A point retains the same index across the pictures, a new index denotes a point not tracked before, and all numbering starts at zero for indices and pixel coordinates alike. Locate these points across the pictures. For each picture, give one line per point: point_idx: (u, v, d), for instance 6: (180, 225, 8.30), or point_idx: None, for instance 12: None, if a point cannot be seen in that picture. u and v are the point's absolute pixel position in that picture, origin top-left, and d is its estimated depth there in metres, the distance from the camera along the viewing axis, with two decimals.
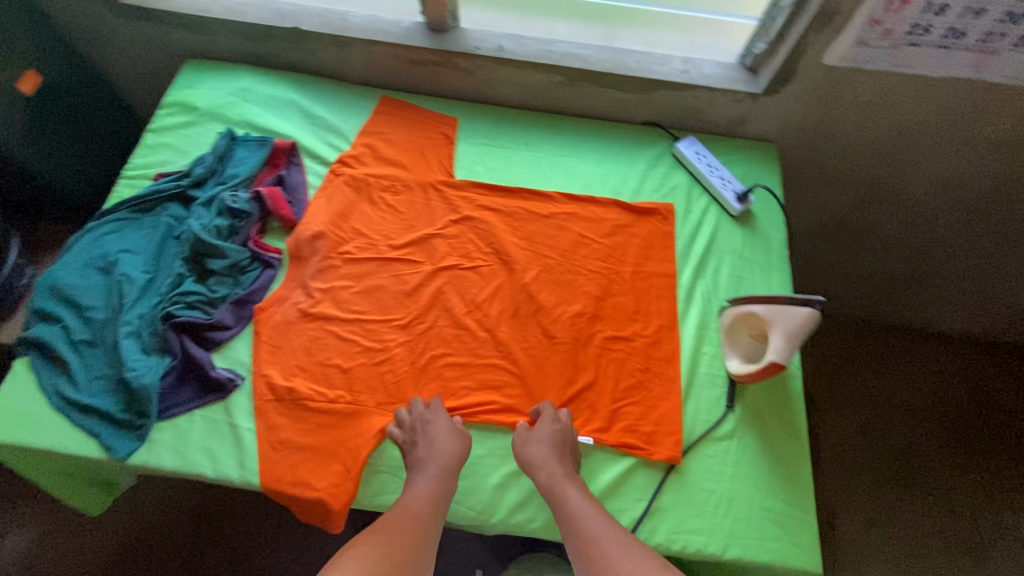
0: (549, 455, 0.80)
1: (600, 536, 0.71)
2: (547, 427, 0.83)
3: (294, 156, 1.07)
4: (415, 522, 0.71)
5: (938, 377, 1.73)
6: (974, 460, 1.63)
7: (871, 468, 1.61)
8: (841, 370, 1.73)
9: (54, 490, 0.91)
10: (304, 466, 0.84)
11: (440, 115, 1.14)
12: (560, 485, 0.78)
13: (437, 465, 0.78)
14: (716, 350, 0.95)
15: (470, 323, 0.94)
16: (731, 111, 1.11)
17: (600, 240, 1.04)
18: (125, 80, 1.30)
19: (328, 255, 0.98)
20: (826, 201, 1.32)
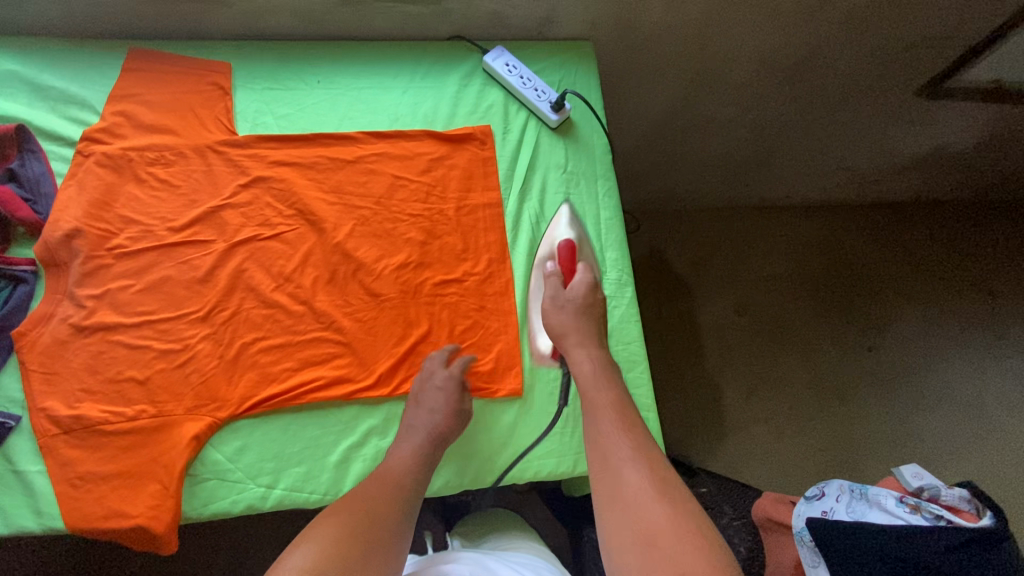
0: (577, 336, 0.79)
1: (618, 440, 0.67)
2: (578, 301, 0.83)
3: (27, 142, 0.88)
4: (394, 488, 0.72)
5: (796, 245, 1.85)
6: (831, 313, 1.79)
7: (745, 341, 1.74)
8: (711, 257, 1.81)
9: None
10: (114, 496, 0.74)
11: (207, 63, 0.97)
12: (575, 354, 0.79)
13: (425, 431, 0.76)
14: (549, 273, 0.92)
15: (280, 298, 0.85)
16: (534, 11, 1.02)
17: (416, 178, 0.94)
18: None
19: (95, 254, 0.83)
20: (658, 92, 1.30)
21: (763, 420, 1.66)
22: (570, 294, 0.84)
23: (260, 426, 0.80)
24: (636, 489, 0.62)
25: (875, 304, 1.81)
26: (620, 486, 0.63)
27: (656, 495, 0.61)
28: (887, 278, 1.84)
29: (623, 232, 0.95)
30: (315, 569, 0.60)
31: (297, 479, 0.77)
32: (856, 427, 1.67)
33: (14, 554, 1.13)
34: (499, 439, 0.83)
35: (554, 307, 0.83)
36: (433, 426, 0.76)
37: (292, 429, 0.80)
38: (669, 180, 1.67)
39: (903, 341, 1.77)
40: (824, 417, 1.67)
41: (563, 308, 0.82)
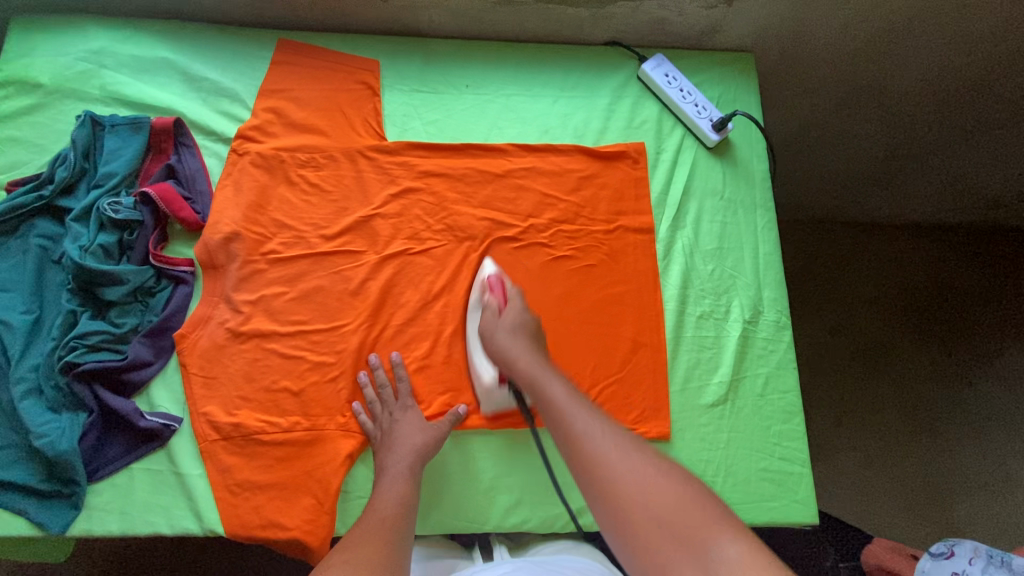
0: (520, 350, 0.75)
1: (581, 419, 0.64)
2: (510, 320, 0.78)
3: (183, 136, 0.86)
4: (392, 522, 0.65)
5: (890, 265, 1.55)
6: (926, 339, 1.49)
7: (834, 361, 1.48)
8: (808, 270, 1.55)
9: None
10: (270, 506, 0.75)
11: (357, 61, 0.93)
12: (542, 377, 0.71)
13: (409, 449, 0.74)
14: (703, 308, 0.87)
15: (429, 316, 0.84)
16: (701, 21, 0.94)
17: (565, 198, 0.90)
18: None
19: (252, 258, 0.83)
20: (805, 105, 1.21)
21: (851, 450, 1.41)
22: (500, 317, 0.79)
23: None
24: (620, 467, 0.58)
25: (990, 336, 1.48)
26: (603, 465, 0.59)
27: (638, 464, 0.59)
28: (1010, 310, 1.49)
29: (782, 270, 0.90)
30: None
31: (447, 504, 0.77)
32: (951, 460, 1.39)
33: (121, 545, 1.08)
34: None
35: (490, 333, 0.78)
36: (412, 442, 0.75)
37: (442, 454, 0.80)
38: (791, 194, 1.51)
39: (1014, 381, 1.43)
40: (919, 454, 1.40)
41: (495, 332, 0.77)
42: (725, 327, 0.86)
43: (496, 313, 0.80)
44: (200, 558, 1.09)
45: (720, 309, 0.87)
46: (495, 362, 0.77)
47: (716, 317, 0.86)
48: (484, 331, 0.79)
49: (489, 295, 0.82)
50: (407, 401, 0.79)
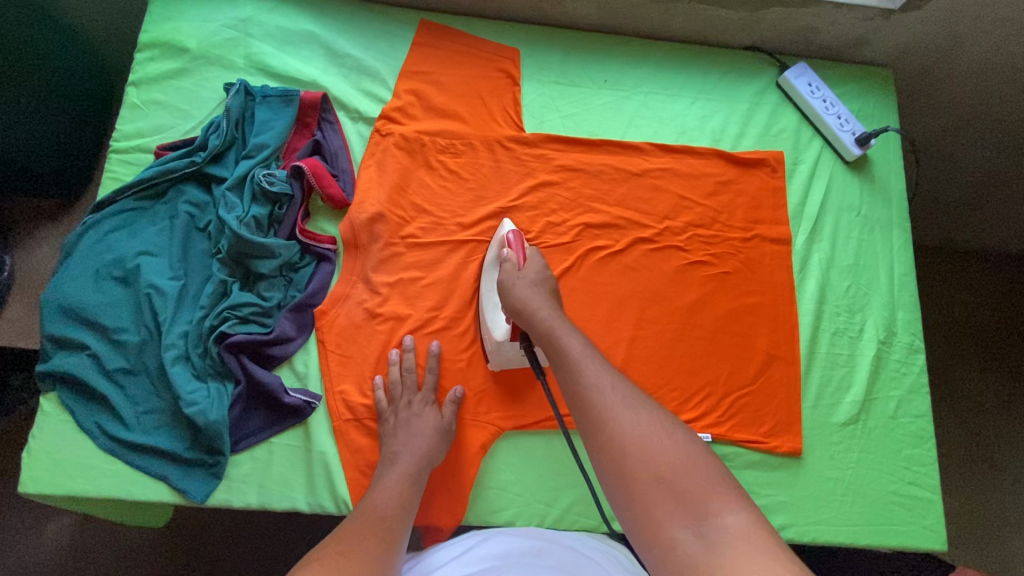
0: (541, 300, 0.70)
1: (594, 371, 0.60)
2: (532, 275, 0.73)
3: (327, 112, 0.85)
4: (383, 527, 0.63)
5: (948, 292, 1.31)
6: (975, 365, 1.26)
7: (979, 409, 1.22)
8: (959, 297, 1.30)
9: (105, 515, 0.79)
10: None
11: (498, 49, 0.92)
12: (559, 329, 0.66)
13: (415, 452, 0.72)
14: (837, 325, 0.87)
15: (564, 313, 0.84)
16: (851, 32, 0.93)
17: (702, 202, 0.89)
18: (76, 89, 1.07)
19: (392, 241, 0.82)
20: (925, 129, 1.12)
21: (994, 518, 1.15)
22: (521, 272, 0.74)
23: (542, 442, 0.80)
24: (630, 429, 0.55)
25: None
26: (608, 415, 0.56)
27: (650, 425, 0.55)
28: None
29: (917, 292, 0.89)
30: None
31: (578, 502, 0.78)
32: (996, 498, 1.16)
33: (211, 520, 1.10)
34: (781, 500, 0.79)
35: (508, 286, 0.72)
36: (419, 442, 0.72)
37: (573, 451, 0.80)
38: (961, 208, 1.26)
39: None
40: (973, 489, 1.16)
41: (515, 284, 0.72)
42: (859, 345, 0.86)
43: (516, 267, 0.75)
44: (290, 534, 1.10)
45: (854, 327, 0.87)
46: (509, 313, 0.72)
47: (850, 335, 0.86)
48: (501, 284, 0.74)
49: (508, 251, 0.77)
50: (429, 397, 0.77)
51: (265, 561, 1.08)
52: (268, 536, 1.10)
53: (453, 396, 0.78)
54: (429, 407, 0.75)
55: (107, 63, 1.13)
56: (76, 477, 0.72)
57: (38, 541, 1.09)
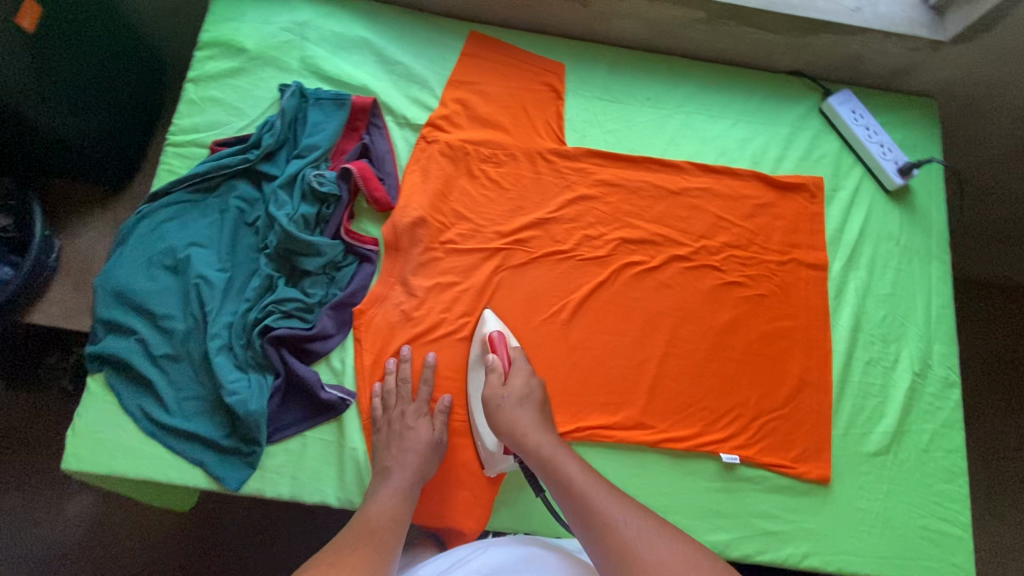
0: (526, 423, 0.70)
1: (603, 508, 0.61)
2: (517, 392, 0.72)
3: (376, 116, 0.87)
4: (375, 539, 0.62)
5: (973, 327, 1.29)
6: (995, 404, 1.24)
7: (1014, 449, 1.21)
8: (995, 335, 1.29)
9: (134, 495, 0.81)
10: (429, 493, 0.77)
11: (544, 62, 0.94)
12: (556, 458, 0.67)
13: (409, 466, 0.71)
14: (871, 354, 0.86)
15: (597, 325, 0.84)
16: (898, 61, 0.93)
17: (740, 223, 0.90)
18: (127, 83, 1.11)
19: (432, 246, 0.84)
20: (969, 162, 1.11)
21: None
22: (507, 387, 0.73)
23: None
24: (650, 557, 0.56)
25: None
26: (625, 546, 0.57)
27: (658, 540, 0.58)
28: None
29: (954, 325, 0.88)
30: None
31: None
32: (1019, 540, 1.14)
33: (236, 509, 1.14)
34: (806, 526, 0.79)
35: (493, 407, 0.72)
36: (413, 455, 0.72)
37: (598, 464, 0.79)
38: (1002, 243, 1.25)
39: None
40: (1002, 530, 1.14)
41: (501, 404, 0.71)
42: (893, 375, 0.85)
43: (500, 379, 0.74)
44: (309, 528, 1.14)
45: (888, 357, 0.86)
46: (499, 435, 0.71)
47: (884, 364, 0.86)
48: (489, 403, 0.73)
49: (492, 356, 0.76)
50: (421, 408, 0.77)
51: (283, 552, 1.12)
52: (289, 529, 1.14)
53: (445, 405, 0.77)
54: (423, 419, 0.75)
55: (158, 64, 1.18)
56: (115, 457, 0.74)
57: (61, 515, 1.13)
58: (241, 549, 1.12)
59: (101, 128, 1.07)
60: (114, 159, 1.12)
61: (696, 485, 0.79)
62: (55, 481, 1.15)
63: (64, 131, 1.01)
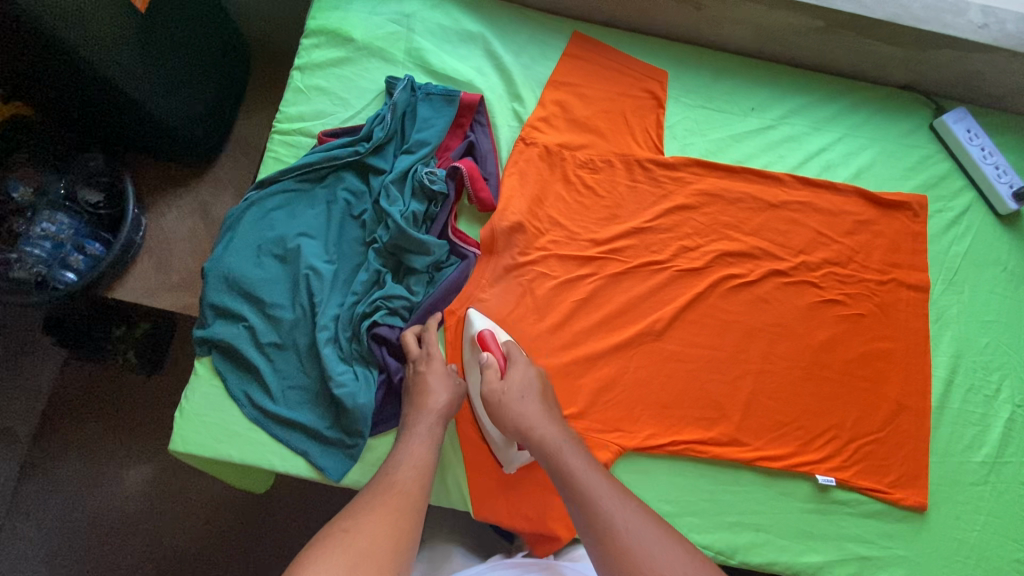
0: (535, 415, 0.68)
1: (610, 508, 0.58)
2: (515, 386, 0.70)
3: (480, 114, 0.86)
4: (397, 499, 0.60)
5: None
6: None
7: None
8: None
9: (223, 476, 0.83)
10: (517, 494, 0.76)
11: (648, 66, 0.93)
12: (560, 449, 0.65)
13: (431, 417, 0.70)
14: (972, 381, 0.84)
15: (694, 337, 0.83)
16: (1017, 81, 0.91)
17: (840, 239, 0.88)
18: (219, 59, 1.11)
19: (528, 250, 0.82)
20: None
21: None
22: (505, 381, 0.71)
23: (662, 465, 0.78)
24: (650, 559, 0.54)
25: None
26: (628, 554, 0.55)
27: (668, 555, 0.54)
28: None
29: None
30: None
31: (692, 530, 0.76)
32: None
33: (300, 493, 1.16)
34: (899, 552, 0.78)
35: (496, 402, 0.69)
36: (433, 402, 0.71)
37: (690, 477, 0.78)
38: None
39: None
40: None
41: (502, 399, 0.69)
42: (994, 406, 0.84)
43: (498, 374, 0.71)
44: None
45: (990, 386, 0.84)
46: (505, 431, 0.69)
47: (986, 394, 0.84)
48: (489, 399, 0.70)
49: (486, 355, 0.73)
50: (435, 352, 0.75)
51: None
52: None
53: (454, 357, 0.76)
54: (435, 362, 0.74)
55: (241, 43, 1.19)
56: (221, 441, 0.75)
57: (118, 490, 1.15)
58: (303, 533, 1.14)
59: (200, 110, 1.08)
60: (208, 137, 1.13)
61: (790, 506, 0.78)
62: (117, 458, 1.17)
63: (172, 116, 1.02)
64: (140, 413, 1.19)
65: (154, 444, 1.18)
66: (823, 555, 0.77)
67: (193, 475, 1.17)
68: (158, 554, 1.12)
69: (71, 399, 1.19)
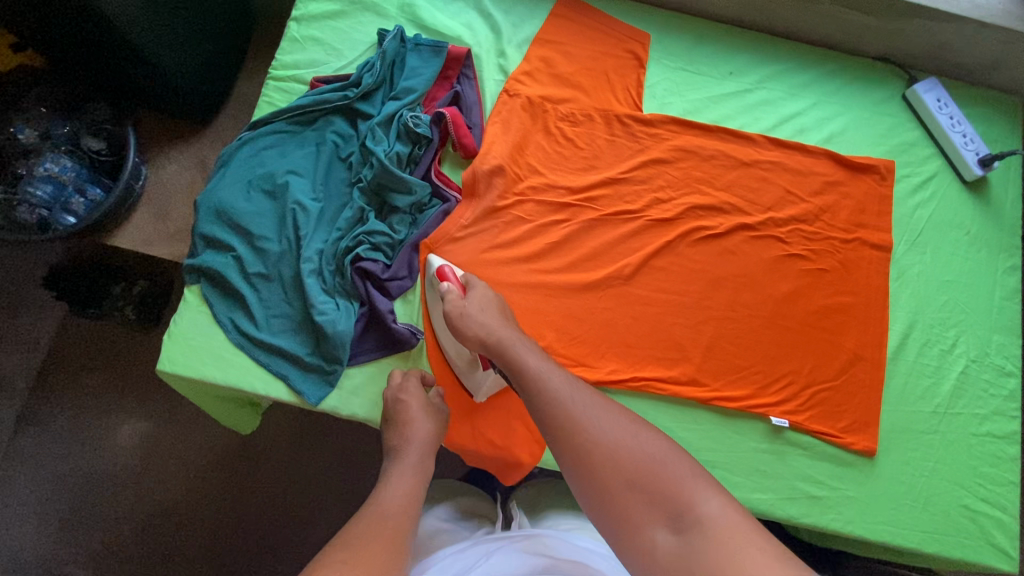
0: (493, 323, 0.71)
1: (562, 394, 0.62)
2: (475, 300, 0.74)
3: (467, 66, 0.90)
4: (386, 523, 0.61)
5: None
6: None
7: None
8: None
9: (209, 404, 0.87)
10: (487, 423, 0.81)
11: (630, 29, 0.96)
12: (516, 348, 0.68)
13: (416, 447, 0.72)
14: (929, 337, 0.88)
15: (662, 285, 0.87)
16: (987, 52, 0.94)
17: (808, 198, 0.91)
18: (224, 16, 1.16)
19: (506, 196, 0.87)
20: None
21: None
22: (465, 300, 0.74)
23: (625, 401, 0.82)
24: (598, 432, 0.58)
25: None
26: (585, 437, 0.58)
27: (616, 429, 0.58)
28: None
29: (1016, 317, 0.90)
30: None
31: None
32: None
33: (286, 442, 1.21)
34: (849, 493, 0.81)
35: (455, 317, 0.72)
36: (413, 423, 0.73)
37: (651, 413, 0.82)
38: None
39: None
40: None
41: (462, 313, 0.72)
42: (948, 359, 0.87)
43: (459, 297, 0.74)
44: (350, 468, 1.20)
45: (946, 341, 0.88)
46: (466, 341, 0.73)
47: (941, 349, 0.88)
48: (449, 314, 0.73)
49: (448, 285, 0.76)
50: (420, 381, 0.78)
51: (325, 486, 1.19)
52: (333, 465, 1.20)
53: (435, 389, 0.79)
54: (413, 391, 0.76)
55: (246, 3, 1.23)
56: (206, 363, 0.79)
57: (111, 441, 1.20)
58: (288, 479, 1.19)
59: (203, 63, 1.13)
60: (211, 89, 1.18)
61: (746, 445, 0.82)
62: (111, 406, 1.22)
63: (175, 66, 1.06)
64: (135, 369, 1.24)
65: (146, 395, 1.23)
66: (774, 493, 0.80)
67: (182, 426, 1.21)
68: (146, 499, 1.17)
69: (66, 350, 1.24)
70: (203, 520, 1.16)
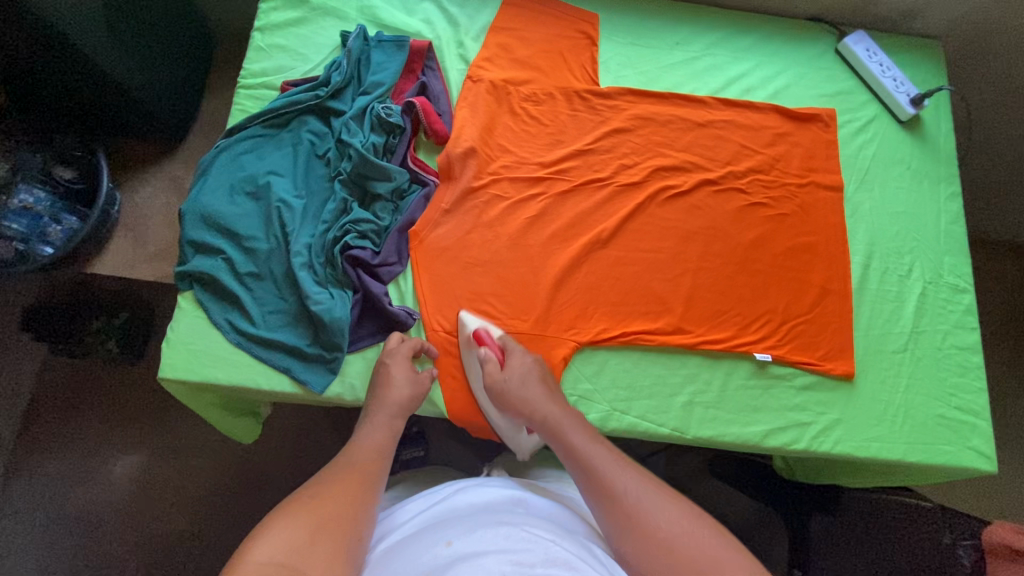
0: (536, 397, 0.74)
1: (609, 473, 0.63)
2: (515, 374, 0.77)
3: (429, 59, 0.95)
4: (356, 468, 0.64)
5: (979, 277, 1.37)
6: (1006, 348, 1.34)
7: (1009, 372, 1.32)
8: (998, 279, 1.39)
9: (212, 411, 0.88)
10: None
11: (579, 11, 1.02)
12: (561, 425, 0.70)
13: (392, 405, 0.74)
14: (887, 265, 0.95)
15: (637, 243, 0.92)
16: (904, 3, 1.03)
17: (761, 150, 0.98)
18: (183, 39, 1.18)
19: (482, 175, 0.91)
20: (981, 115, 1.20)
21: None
22: (505, 372, 0.77)
23: (617, 354, 0.86)
24: (648, 517, 0.58)
25: None
26: (628, 509, 0.59)
27: (671, 514, 0.59)
28: None
29: (963, 239, 0.98)
30: (294, 551, 0.51)
31: (648, 408, 0.84)
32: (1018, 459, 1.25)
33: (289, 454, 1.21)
34: (834, 416, 0.87)
35: (499, 390, 0.76)
36: (396, 388, 0.75)
37: (642, 363, 0.86)
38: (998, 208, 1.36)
39: None
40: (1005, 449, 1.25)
41: (505, 388, 0.76)
42: (907, 283, 0.94)
43: (498, 366, 0.78)
44: None
45: (903, 267, 0.95)
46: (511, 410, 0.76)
47: (899, 275, 0.94)
48: (490, 388, 0.77)
49: (485, 350, 0.79)
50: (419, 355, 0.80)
51: None
52: None
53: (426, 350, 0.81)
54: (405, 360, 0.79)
55: (204, 27, 1.26)
56: (208, 365, 0.80)
57: (106, 478, 1.18)
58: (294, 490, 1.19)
59: (169, 86, 1.14)
60: (179, 111, 1.19)
61: (734, 383, 0.87)
62: (105, 442, 1.20)
63: (143, 89, 1.08)
64: (124, 405, 1.22)
65: (139, 430, 1.21)
66: (766, 425, 0.85)
67: (180, 455, 1.20)
68: (150, 532, 1.15)
69: (51, 392, 1.22)
70: (213, 547, 1.15)
